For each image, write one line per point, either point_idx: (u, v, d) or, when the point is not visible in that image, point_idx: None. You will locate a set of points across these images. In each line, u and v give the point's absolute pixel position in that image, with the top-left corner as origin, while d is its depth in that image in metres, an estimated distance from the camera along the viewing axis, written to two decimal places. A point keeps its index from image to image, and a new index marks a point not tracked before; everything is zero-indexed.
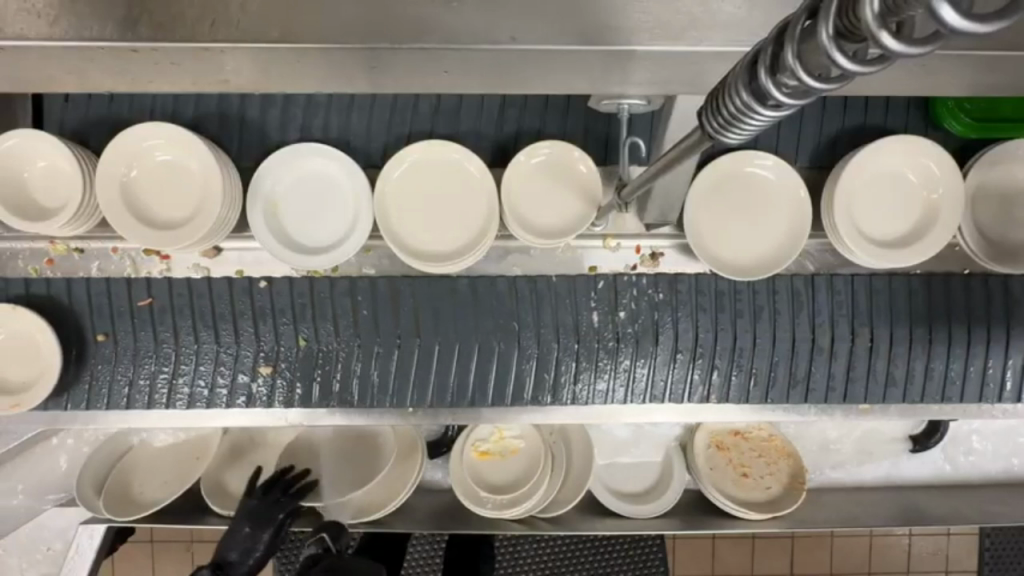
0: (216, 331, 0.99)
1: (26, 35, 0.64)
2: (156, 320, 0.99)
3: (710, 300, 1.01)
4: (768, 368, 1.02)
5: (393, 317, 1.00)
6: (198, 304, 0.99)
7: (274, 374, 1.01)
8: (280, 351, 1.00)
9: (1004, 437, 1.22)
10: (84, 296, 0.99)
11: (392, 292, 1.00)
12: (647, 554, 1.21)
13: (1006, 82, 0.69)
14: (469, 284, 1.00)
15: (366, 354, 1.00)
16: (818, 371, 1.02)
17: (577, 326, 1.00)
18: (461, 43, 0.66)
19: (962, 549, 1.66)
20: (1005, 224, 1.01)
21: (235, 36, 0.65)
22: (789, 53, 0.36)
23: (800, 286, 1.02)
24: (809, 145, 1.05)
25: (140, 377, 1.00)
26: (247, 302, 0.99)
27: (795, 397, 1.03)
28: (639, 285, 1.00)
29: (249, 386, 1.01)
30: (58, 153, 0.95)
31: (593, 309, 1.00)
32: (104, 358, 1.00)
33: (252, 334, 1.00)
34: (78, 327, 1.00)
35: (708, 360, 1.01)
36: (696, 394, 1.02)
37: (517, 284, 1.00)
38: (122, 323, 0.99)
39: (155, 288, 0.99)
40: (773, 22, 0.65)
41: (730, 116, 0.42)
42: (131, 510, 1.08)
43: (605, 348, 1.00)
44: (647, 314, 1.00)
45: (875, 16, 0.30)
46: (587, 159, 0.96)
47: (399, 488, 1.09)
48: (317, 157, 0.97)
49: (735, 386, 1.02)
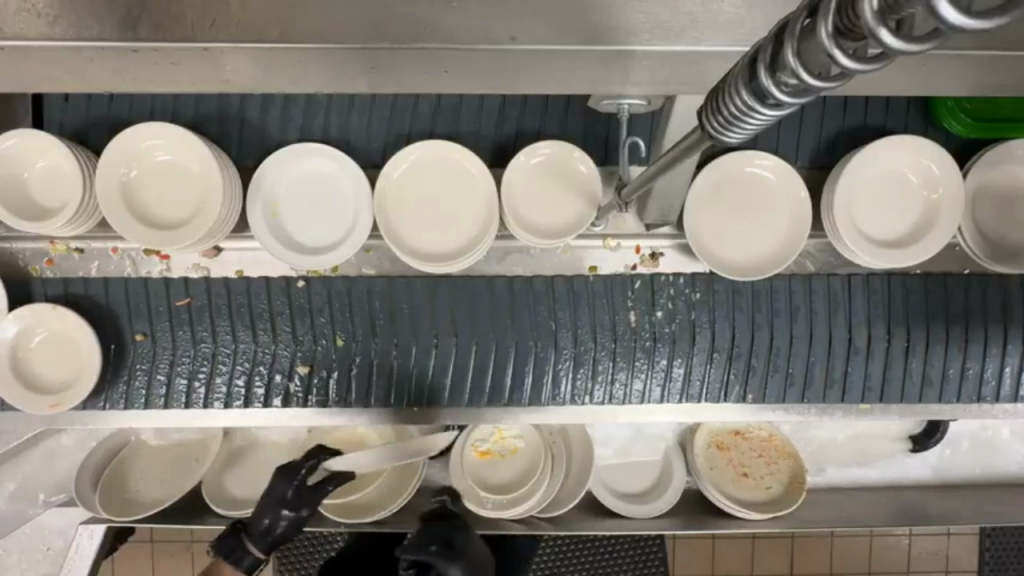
0: (254, 331, 1.01)
1: (26, 35, 0.64)
2: (194, 321, 1.00)
3: (747, 300, 1.02)
4: (805, 369, 1.03)
5: (429, 317, 1.01)
6: (236, 303, 1.00)
7: (313, 373, 1.02)
8: (318, 351, 1.01)
9: (1004, 438, 1.22)
10: (122, 295, 1.00)
11: (430, 292, 1.01)
12: (647, 554, 1.21)
13: (1008, 83, 0.69)
14: (507, 284, 1.01)
15: (405, 355, 1.01)
16: (854, 371, 1.03)
17: (614, 325, 1.01)
18: (462, 43, 0.66)
19: (962, 549, 1.66)
20: (1004, 224, 1.01)
21: (235, 36, 0.65)
22: (789, 51, 0.36)
23: (836, 286, 1.02)
24: (809, 145, 1.05)
25: (179, 377, 1.02)
26: (285, 302, 1.01)
27: (832, 398, 1.04)
28: (677, 284, 1.01)
29: (286, 385, 1.02)
30: (58, 153, 0.95)
31: (631, 308, 1.01)
32: (144, 358, 1.01)
33: (290, 334, 1.01)
34: (116, 326, 1.01)
35: (746, 360, 1.02)
36: (733, 393, 1.03)
37: (555, 285, 1.01)
38: (161, 323, 1.00)
39: (193, 288, 1.00)
40: (773, 23, 0.65)
41: (729, 116, 0.42)
42: (126, 510, 1.08)
43: (643, 347, 1.01)
44: (685, 314, 1.01)
45: (875, 12, 0.30)
46: (587, 159, 0.96)
47: (399, 489, 1.09)
48: (317, 158, 0.97)
49: (773, 387, 1.03)
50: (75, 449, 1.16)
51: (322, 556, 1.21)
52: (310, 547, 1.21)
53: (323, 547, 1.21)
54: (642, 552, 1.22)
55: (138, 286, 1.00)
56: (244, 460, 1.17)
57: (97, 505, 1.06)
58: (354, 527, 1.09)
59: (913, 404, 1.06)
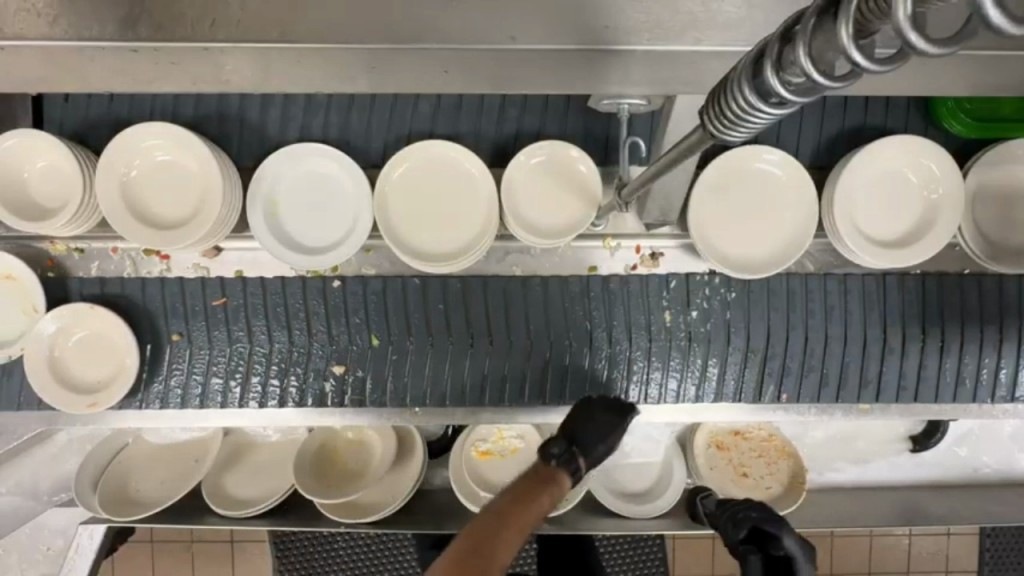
0: (289, 331, 1.01)
1: (26, 35, 0.64)
2: (229, 320, 1.00)
3: (782, 300, 1.02)
4: (839, 368, 1.03)
5: (465, 317, 1.01)
6: (272, 303, 1.00)
7: (348, 372, 1.02)
8: (354, 352, 1.01)
9: (1005, 438, 1.22)
10: (158, 296, 1.00)
11: (465, 291, 1.01)
12: (647, 555, 1.22)
13: (1011, 84, 0.68)
14: (542, 285, 1.01)
15: (442, 354, 1.01)
16: (889, 370, 1.04)
17: (650, 325, 1.01)
18: (462, 43, 0.66)
19: (962, 549, 1.66)
20: (1004, 224, 1.01)
21: (235, 36, 0.65)
22: (801, 50, 0.35)
23: (871, 285, 1.03)
24: (809, 145, 1.05)
25: (214, 377, 1.02)
26: (321, 302, 1.01)
27: (866, 397, 1.04)
28: (712, 284, 1.01)
29: (321, 386, 1.02)
30: (58, 153, 0.95)
31: (666, 309, 1.01)
32: (181, 357, 1.01)
33: (325, 333, 1.01)
34: (153, 326, 1.00)
35: (781, 360, 1.02)
36: (767, 393, 1.03)
37: (590, 284, 1.01)
38: (196, 323, 1.00)
39: (228, 288, 1.00)
40: (773, 22, 0.65)
41: (733, 116, 0.42)
42: (127, 510, 1.08)
43: (677, 347, 1.01)
44: (720, 314, 1.01)
45: (911, 18, 0.30)
46: (587, 159, 0.96)
47: (399, 488, 1.10)
48: (318, 158, 0.97)
49: (807, 386, 1.04)
50: (75, 448, 1.16)
51: (322, 556, 1.21)
52: (310, 547, 1.21)
53: (324, 547, 1.21)
54: (642, 552, 1.22)
55: (144, 287, 1.00)
56: (245, 459, 1.17)
57: (97, 505, 1.06)
58: (354, 527, 1.09)
59: (913, 404, 1.06)
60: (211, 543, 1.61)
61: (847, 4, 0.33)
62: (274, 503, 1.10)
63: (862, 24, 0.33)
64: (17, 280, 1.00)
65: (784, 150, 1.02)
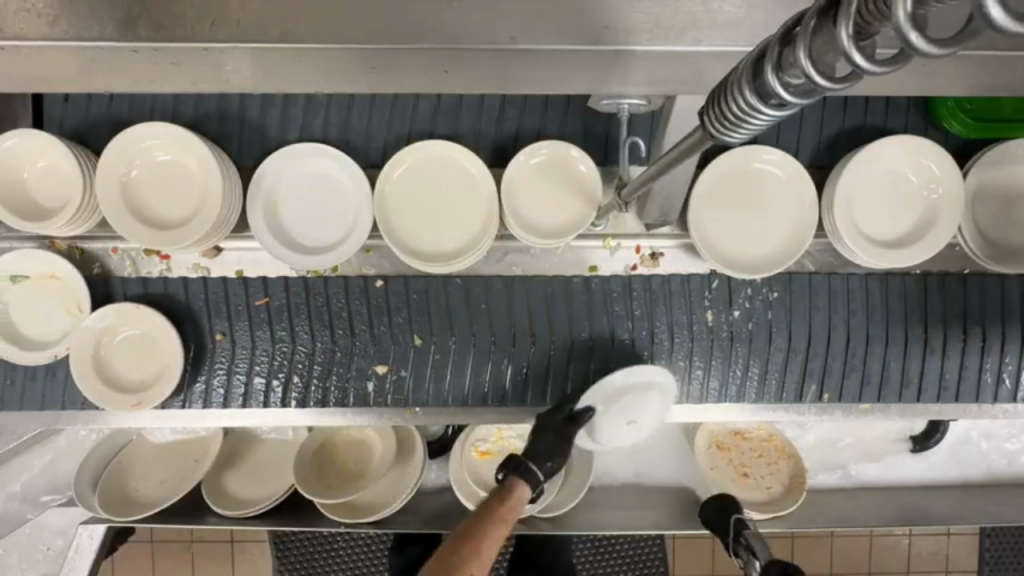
0: (332, 331, 1.01)
1: (26, 35, 0.64)
2: (272, 321, 1.01)
3: (824, 300, 1.02)
4: (881, 369, 1.04)
5: (508, 317, 1.02)
6: (315, 304, 1.01)
7: (390, 372, 1.02)
8: (395, 351, 1.02)
9: (1005, 438, 1.22)
10: (201, 296, 1.01)
11: (508, 292, 1.01)
12: (647, 555, 1.21)
13: (1011, 85, 0.68)
14: (584, 284, 1.01)
15: (484, 354, 1.02)
16: (930, 370, 1.04)
17: (692, 326, 1.02)
18: (461, 43, 0.66)
19: (962, 549, 1.66)
20: (1004, 223, 1.01)
21: (235, 36, 0.65)
22: (801, 51, 0.35)
23: (913, 285, 1.03)
24: (809, 145, 1.05)
25: (257, 377, 1.02)
26: (364, 303, 1.01)
27: (907, 397, 1.05)
28: (754, 284, 1.02)
29: (366, 387, 1.02)
30: (58, 153, 0.95)
31: (707, 308, 1.02)
32: (224, 358, 1.02)
33: (368, 333, 1.01)
34: (195, 326, 1.01)
35: (822, 360, 1.03)
36: (809, 393, 1.04)
37: (633, 284, 1.01)
38: (239, 322, 1.01)
39: (271, 287, 1.01)
40: (773, 22, 0.65)
41: (733, 118, 0.42)
42: (127, 509, 1.08)
43: (720, 346, 1.02)
44: (762, 313, 1.02)
45: (910, 18, 0.30)
46: (587, 159, 0.96)
47: (399, 489, 1.09)
48: (317, 158, 0.97)
49: (848, 386, 1.04)
50: (74, 449, 1.16)
51: (323, 556, 1.21)
52: (311, 547, 1.21)
53: (323, 547, 1.21)
54: (642, 552, 1.22)
55: (145, 288, 1.01)
56: (243, 458, 1.17)
57: (96, 505, 1.06)
58: (354, 527, 1.09)
59: (913, 404, 1.06)
60: (211, 543, 1.61)
61: (847, 5, 0.33)
62: (273, 503, 1.11)
63: (862, 26, 0.33)
64: (62, 280, 1.00)
65: (783, 151, 1.02)
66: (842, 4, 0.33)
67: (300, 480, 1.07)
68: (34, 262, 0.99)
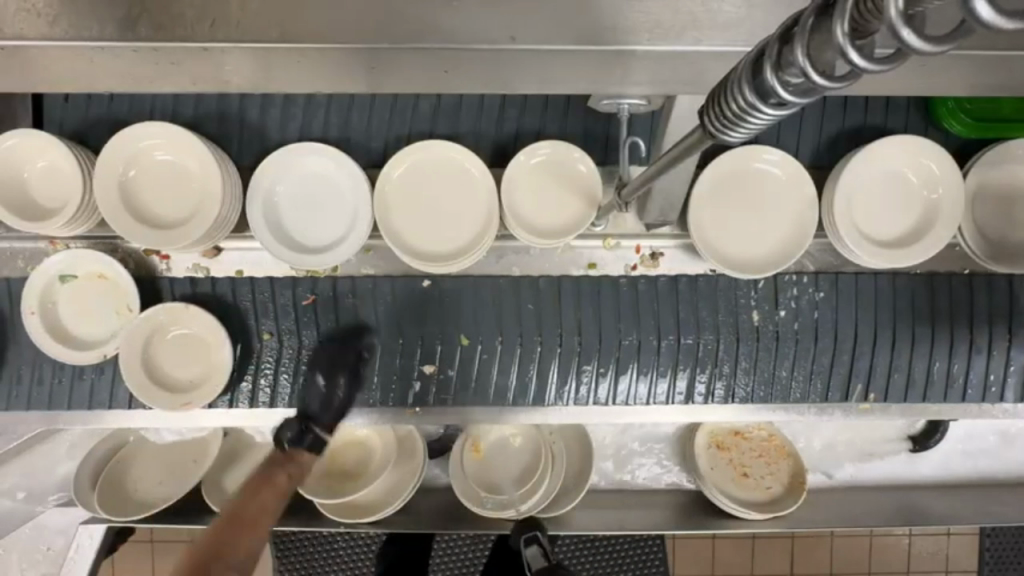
0: (378, 330, 1.01)
1: (26, 35, 0.64)
2: (321, 320, 1.01)
3: (869, 299, 1.02)
4: (926, 370, 1.04)
5: (555, 317, 1.01)
6: (364, 305, 1.01)
7: (437, 372, 1.01)
8: (441, 350, 1.01)
9: (1006, 438, 1.22)
10: (249, 295, 1.00)
11: (555, 292, 1.01)
12: (647, 555, 1.19)
13: (1011, 83, 0.68)
14: (631, 287, 1.01)
15: (529, 354, 1.01)
16: (975, 370, 1.04)
17: (737, 326, 1.01)
18: (461, 43, 0.66)
19: (962, 550, 1.66)
20: (1004, 224, 1.01)
21: (235, 36, 0.65)
22: (800, 49, 0.35)
23: (959, 287, 1.03)
24: (809, 144, 1.05)
25: (303, 377, 1.02)
26: (411, 303, 1.01)
27: (953, 397, 1.05)
28: (800, 284, 1.02)
29: (414, 387, 1.01)
30: (58, 153, 0.95)
31: (753, 309, 1.01)
32: (272, 357, 1.01)
33: (416, 334, 1.01)
34: (243, 325, 1.00)
35: (868, 360, 1.03)
36: (854, 393, 1.04)
37: (678, 284, 1.01)
38: (287, 322, 1.01)
39: (318, 287, 1.00)
40: (773, 22, 0.65)
41: (733, 117, 0.42)
42: (130, 510, 1.09)
43: (765, 346, 1.02)
44: (808, 313, 1.02)
45: (904, 15, 0.30)
46: (587, 159, 0.96)
47: (399, 489, 1.09)
48: (317, 157, 0.97)
49: (892, 387, 1.04)
50: (74, 449, 1.16)
51: (322, 556, 1.20)
52: (310, 547, 1.19)
53: (325, 547, 1.20)
54: (641, 552, 1.19)
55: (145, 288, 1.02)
56: (244, 458, 1.17)
57: (98, 507, 1.06)
58: (354, 527, 1.09)
59: (913, 404, 1.05)
60: None
61: (843, 3, 0.33)
62: None
63: (859, 24, 0.33)
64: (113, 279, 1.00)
65: (784, 151, 1.02)
66: (841, 2, 0.33)
67: (299, 482, 1.07)
68: (83, 262, 0.99)
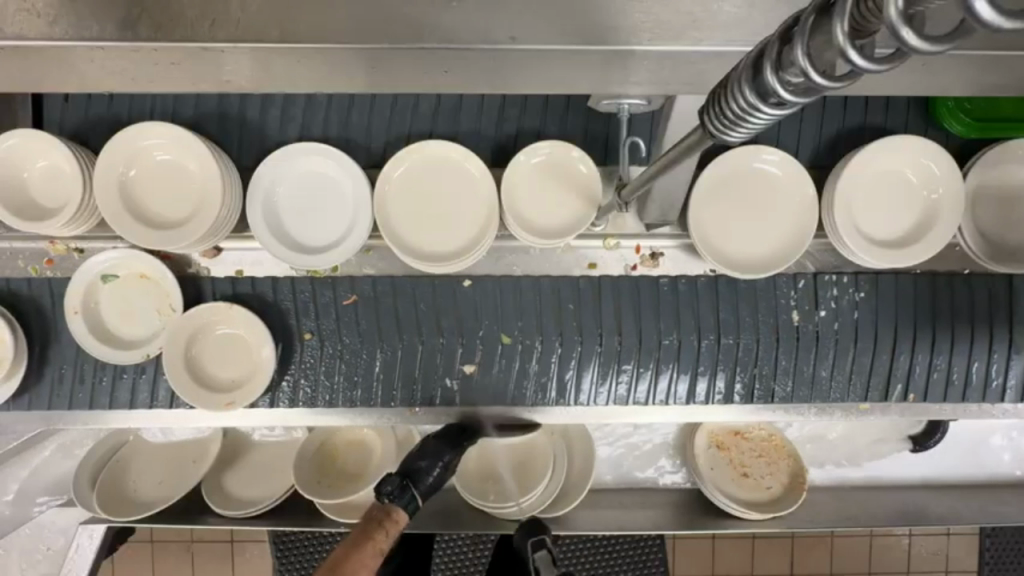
0: (419, 330, 1.00)
1: (25, 34, 0.63)
2: (361, 320, 1.00)
3: (910, 298, 1.02)
4: (966, 371, 1.03)
5: (596, 317, 1.01)
6: (403, 305, 1.00)
7: (477, 372, 1.01)
8: (481, 350, 1.01)
9: (1007, 439, 1.21)
10: (289, 295, 1.00)
11: (596, 291, 1.01)
12: (648, 554, 1.19)
13: (1010, 82, 0.68)
14: (672, 287, 1.01)
15: (571, 353, 1.00)
16: (1016, 369, 1.03)
17: (778, 326, 1.01)
18: (460, 42, 0.65)
19: (961, 549, 1.66)
20: (1003, 224, 1.01)
21: (235, 36, 0.65)
22: (799, 49, 0.35)
23: (999, 287, 1.02)
24: (809, 144, 1.05)
25: (335, 379, 1.01)
26: (451, 304, 1.00)
27: (991, 398, 1.04)
28: (840, 284, 1.01)
29: (451, 387, 1.01)
30: (58, 153, 0.95)
31: (794, 309, 1.01)
32: (312, 357, 1.01)
33: (456, 333, 1.00)
34: (285, 326, 1.00)
35: (908, 359, 1.02)
36: (895, 393, 1.03)
37: (709, 283, 1.01)
38: (327, 322, 1.00)
39: (359, 287, 1.00)
40: (773, 22, 0.65)
41: (734, 118, 0.42)
42: (133, 511, 1.08)
43: (806, 346, 1.02)
44: (848, 313, 1.02)
45: (903, 16, 0.30)
46: (587, 159, 0.96)
47: None
48: (317, 157, 0.97)
49: (932, 386, 1.04)
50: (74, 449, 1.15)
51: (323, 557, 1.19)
52: (311, 547, 1.20)
53: (325, 547, 1.20)
54: (642, 553, 1.19)
55: None
56: (245, 458, 1.17)
57: (97, 507, 1.05)
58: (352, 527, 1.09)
59: (930, 404, 1.05)
60: (212, 543, 1.61)
61: (842, 4, 0.33)
62: (275, 502, 1.11)
63: (859, 24, 0.33)
64: (157, 280, 1.00)
65: (784, 150, 1.02)
66: (841, 2, 0.33)
67: (300, 482, 1.07)
68: (127, 262, 0.99)
